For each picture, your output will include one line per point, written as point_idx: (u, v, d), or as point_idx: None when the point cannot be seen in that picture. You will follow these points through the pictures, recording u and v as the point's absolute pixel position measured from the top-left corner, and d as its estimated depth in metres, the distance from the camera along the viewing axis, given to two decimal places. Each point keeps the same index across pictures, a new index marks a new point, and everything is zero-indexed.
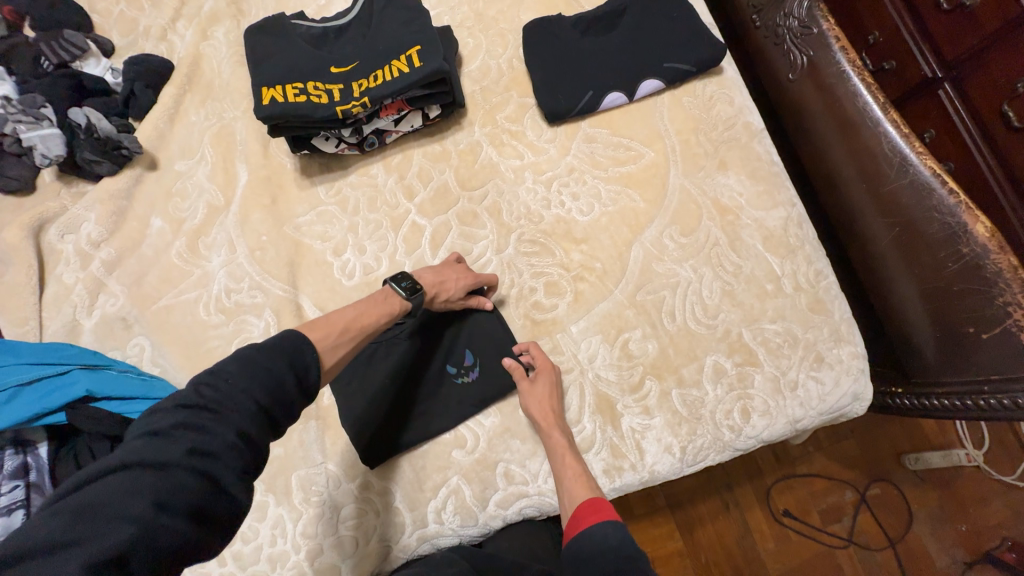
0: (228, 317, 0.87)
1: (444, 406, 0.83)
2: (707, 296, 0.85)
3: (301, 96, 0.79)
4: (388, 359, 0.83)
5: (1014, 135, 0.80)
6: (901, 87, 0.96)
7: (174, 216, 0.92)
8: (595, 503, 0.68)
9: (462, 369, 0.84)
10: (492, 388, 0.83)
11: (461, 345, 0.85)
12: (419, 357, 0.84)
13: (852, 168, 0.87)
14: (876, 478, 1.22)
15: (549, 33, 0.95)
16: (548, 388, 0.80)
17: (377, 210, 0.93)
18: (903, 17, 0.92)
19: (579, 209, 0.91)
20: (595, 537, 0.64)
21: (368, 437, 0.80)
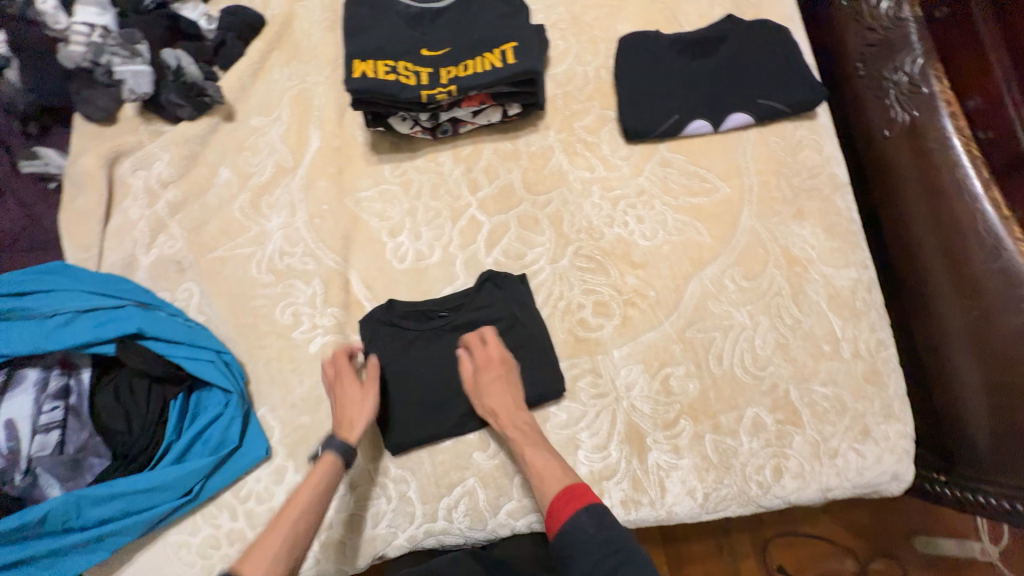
0: (278, 278, 0.88)
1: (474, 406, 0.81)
2: (759, 345, 0.83)
3: (391, 74, 0.79)
4: (429, 347, 0.84)
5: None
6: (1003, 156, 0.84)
7: (243, 170, 0.93)
8: (582, 489, 0.69)
9: None
10: (528, 399, 0.80)
11: (502, 347, 0.83)
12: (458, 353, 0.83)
13: (935, 241, 0.83)
14: (880, 553, 1.17)
15: (643, 49, 0.92)
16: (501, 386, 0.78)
17: (438, 198, 0.92)
18: (1010, 85, 0.84)
19: (643, 232, 0.89)
20: (592, 523, 0.65)
21: (396, 419, 0.81)
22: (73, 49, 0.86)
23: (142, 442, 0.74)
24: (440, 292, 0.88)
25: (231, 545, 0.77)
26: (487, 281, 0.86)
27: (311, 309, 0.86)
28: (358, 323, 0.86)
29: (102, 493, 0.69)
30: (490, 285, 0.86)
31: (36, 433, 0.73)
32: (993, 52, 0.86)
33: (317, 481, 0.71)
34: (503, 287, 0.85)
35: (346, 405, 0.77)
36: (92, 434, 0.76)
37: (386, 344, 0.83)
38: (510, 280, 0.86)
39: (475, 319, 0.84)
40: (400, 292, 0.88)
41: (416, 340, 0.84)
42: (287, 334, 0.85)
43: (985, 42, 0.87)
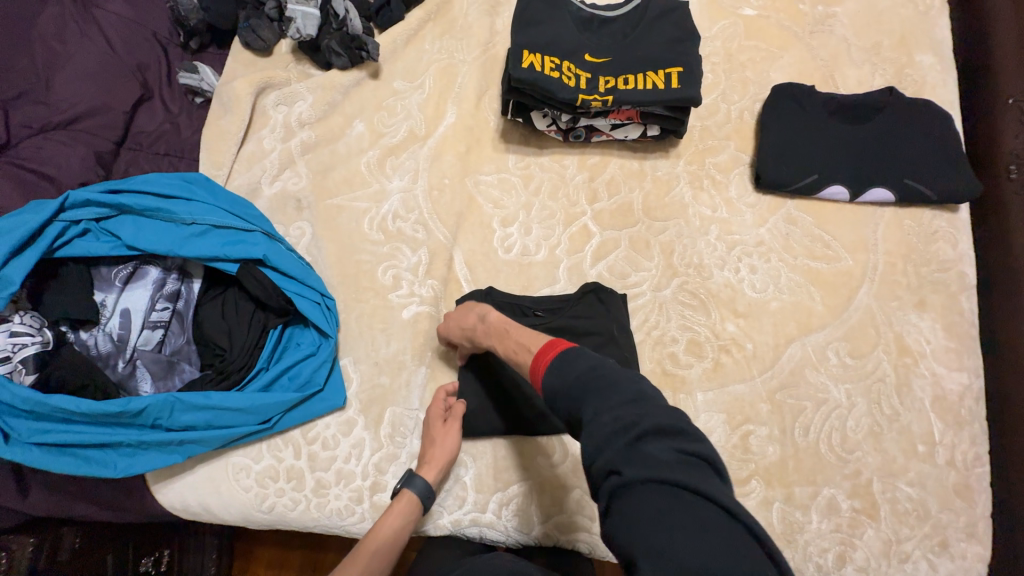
0: (387, 239, 0.90)
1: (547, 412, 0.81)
2: (851, 428, 0.80)
3: (554, 72, 0.80)
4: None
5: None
6: None
7: (376, 128, 0.95)
8: (557, 340, 0.61)
9: None
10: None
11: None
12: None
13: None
14: None
15: (796, 102, 0.90)
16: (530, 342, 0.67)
17: (555, 200, 0.92)
18: None
19: (753, 283, 0.87)
20: (564, 365, 0.56)
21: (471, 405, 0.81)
22: None
23: (239, 363, 0.77)
24: (539, 290, 0.88)
25: (288, 482, 0.80)
26: (589, 291, 0.85)
27: (411, 276, 0.88)
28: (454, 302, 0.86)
29: (194, 403, 0.71)
30: (589, 297, 0.85)
31: (144, 327, 0.78)
32: None
33: (395, 520, 0.71)
34: (604, 300, 0.85)
35: (429, 444, 0.77)
36: (188, 341, 0.81)
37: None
38: (614, 298, 0.85)
39: (569, 326, 0.83)
40: (500, 282, 0.89)
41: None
42: (385, 295, 0.87)
43: None
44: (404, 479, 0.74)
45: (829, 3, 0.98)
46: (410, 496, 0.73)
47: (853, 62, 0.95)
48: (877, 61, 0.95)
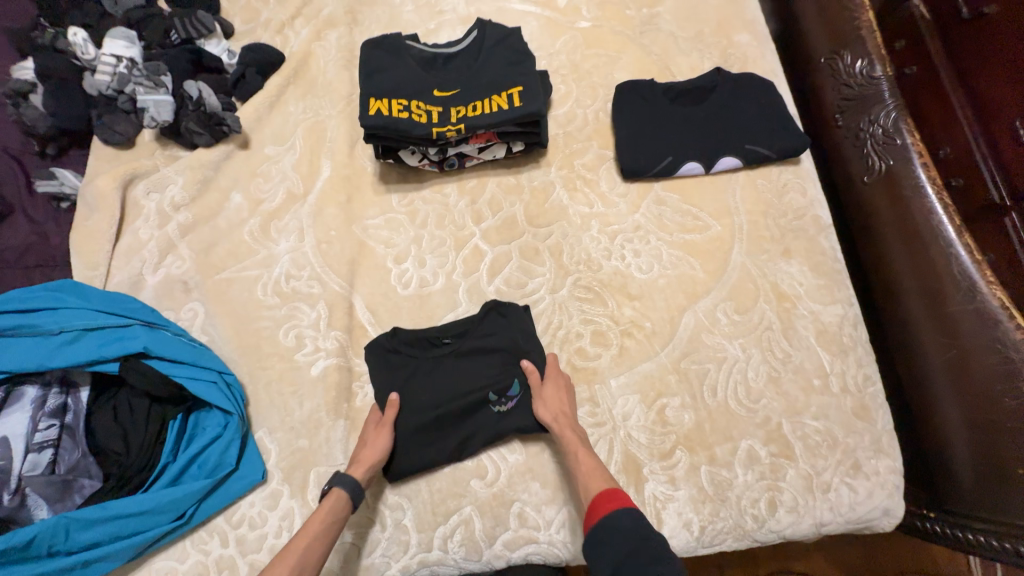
0: (283, 301, 0.89)
1: (471, 434, 0.81)
2: (752, 378, 0.85)
3: (404, 112, 0.84)
4: (431, 374, 0.84)
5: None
6: (967, 207, 0.89)
7: (254, 195, 0.95)
8: (611, 490, 0.67)
9: (501, 399, 0.82)
10: (528, 425, 0.81)
11: (503, 374, 0.84)
12: (459, 377, 0.84)
13: (916, 283, 0.90)
14: None
15: (639, 96, 0.99)
16: (588, 457, 0.73)
17: (443, 228, 0.96)
18: (977, 139, 0.89)
19: (639, 265, 0.92)
20: (616, 528, 0.63)
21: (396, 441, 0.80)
22: (99, 78, 0.93)
23: (140, 464, 0.73)
24: (443, 318, 0.90)
25: (220, 574, 0.75)
26: (491, 308, 0.88)
27: (314, 332, 0.88)
28: (365, 349, 0.86)
29: (92, 515, 0.68)
30: (491, 313, 0.88)
31: (28, 452, 0.73)
32: (960, 110, 0.92)
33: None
34: (507, 314, 0.87)
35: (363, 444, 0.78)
36: (85, 453, 0.76)
37: (389, 366, 0.84)
38: (514, 310, 0.88)
39: (479, 345, 0.85)
40: (403, 318, 0.90)
41: (420, 365, 0.85)
42: (290, 357, 0.86)
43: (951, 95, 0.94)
44: (333, 478, 0.73)
45: (652, 5, 1.08)
46: (341, 493, 0.72)
47: (682, 52, 1.05)
48: (703, 47, 1.05)
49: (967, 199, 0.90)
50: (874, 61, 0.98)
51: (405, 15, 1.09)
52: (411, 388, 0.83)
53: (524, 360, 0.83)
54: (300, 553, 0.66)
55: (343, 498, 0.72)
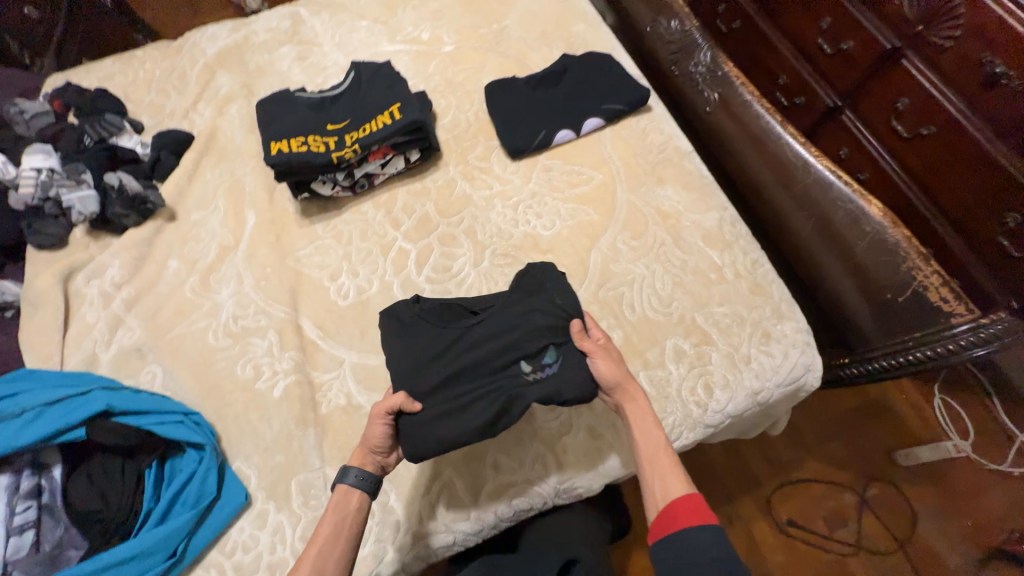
0: (235, 340, 0.96)
1: (506, 408, 0.80)
2: (660, 288, 0.97)
3: (303, 147, 0.96)
4: (462, 345, 0.84)
5: (929, 140, 1.22)
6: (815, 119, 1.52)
7: (189, 257, 1.04)
8: (693, 503, 0.70)
9: (537, 367, 0.82)
10: (563, 392, 0.80)
11: (538, 341, 0.83)
12: (485, 340, 0.84)
13: (771, 172, 1.06)
14: (872, 480, 1.43)
15: (506, 90, 1.16)
16: (670, 456, 0.76)
17: (368, 240, 1.06)
18: (807, 74, 1.51)
19: (543, 225, 1.05)
20: (694, 541, 0.67)
21: (424, 420, 0.79)
22: (23, 191, 1.00)
23: (122, 515, 0.77)
24: None
25: None
26: (524, 274, 0.92)
27: (269, 358, 0.94)
28: (381, 317, 0.89)
29: (83, 570, 0.71)
30: (522, 279, 0.91)
31: (9, 536, 0.74)
32: (790, 61, 1.54)
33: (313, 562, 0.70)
34: (542, 279, 0.90)
35: (368, 439, 0.80)
36: (68, 527, 0.78)
37: (416, 336, 0.85)
38: (541, 270, 0.91)
39: (512, 314, 0.86)
40: (348, 325, 0.98)
41: (450, 336, 0.85)
42: (251, 387, 0.92)
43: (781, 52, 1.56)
44: (339, 474, 0.78)
45: (499, 20, 1.28)
46: (353, 490, 0.78)
47: (533, 49, 1.24)
48: (549, 42, 1.25)
49: (813, 114, 1.53)
50: (684, 18, 1.21)
51: (294, 77, 1.24)
52: (441, 361, 0.83)
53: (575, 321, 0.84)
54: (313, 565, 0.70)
55: (352, 493, 0.77)
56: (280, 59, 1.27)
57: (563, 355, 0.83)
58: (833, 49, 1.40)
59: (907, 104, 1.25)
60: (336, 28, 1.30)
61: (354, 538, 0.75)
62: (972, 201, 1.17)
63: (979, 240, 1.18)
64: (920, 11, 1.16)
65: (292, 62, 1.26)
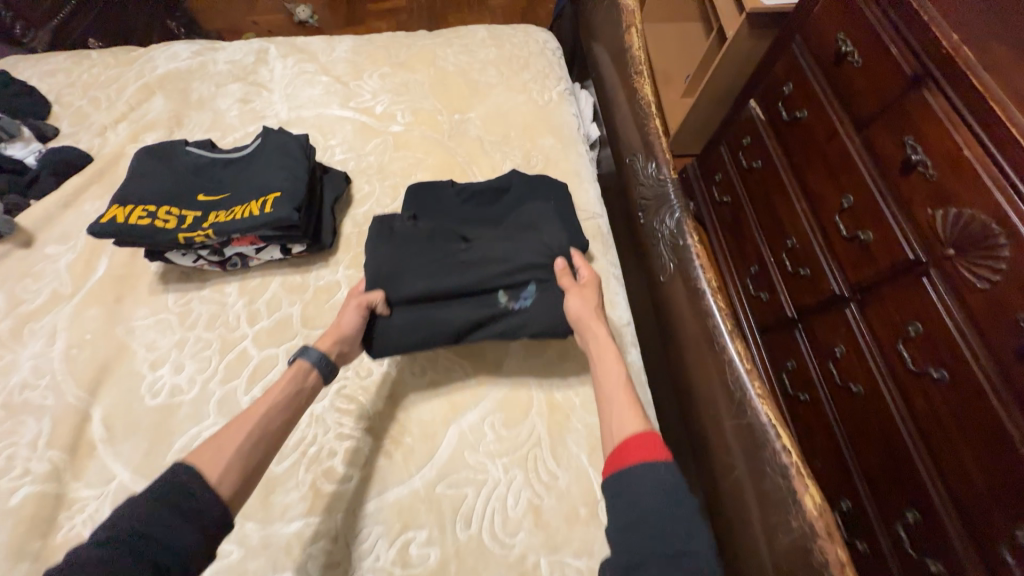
0: (9, 414, 0.81)
1: (476, 324, 0.82)
2: (511, 506, 0.75)
3: (148, 219, 0.82)
4: (445, 259, 0.85)
5: (941, 388, 0.93)
6: (818, 297, 1.25)
7: (16, 297, 0.91)
8: (650, 439, 0.60)
9: (512, 298, 0.83)
10: (533, 330, 0.81)
11: (522, 273, 0.84)
12: (470, 255, 0.86)
13: (719, 390, 0.83)
14: None
15: (430, 193, 0.98)
16: (630, 394, 0.67)
17: (213, 330, 0.90)
18: (819, 245, 1.26)
19: (412, 370, 0.87)
20: (645, 476, 0.56)
21: (399, 320, 0.81)
22: None
23: None
24: (184, 433, 0.81)
25: None
26: (522, 211, 0.93)
27: (28, 452, 0.78)
28: (374, 222, 0.91)
29: None
30: (522, 214, 0.92)
31: None
32: (804, 224, 1.30)
33: None
34: (540, 220, 0.90)
35: (334, 324, 0.78)
36: None
37: (407, 244, 0.87)
38: (536, 211, 0.92)
39: (502, 243, 0.87)
40: (139, 432, 0.81)
41: (436, 246, 0.87)
42: None
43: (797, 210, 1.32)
44: (299, 351, 0.75)
45: (463, 111, 1.14)
46: (311, 370, 0.74)
47: (486, 153, 1.08)
48: (507, 149, 1.09)
49: (818, 291, 1.26)
50: (662, 164, 1.02)
51: (227, 118, 1.14)
52: (426, 276, 0.83)
53: (559, 260, 0.83)
54: (259, 420, 0.66)
55: (311, 373, 0.74)
56: (224, 96, 1.17)
57: (541, 290, 0.83)
58: (849, 233, 1.15)
59: (920, 331, 0.98)
60: (294, 77, 1.20)
61: (296, 417, 0.71)
62: (984, 491, 0.85)
63: (984, 543, 0.86)
64: (955, 231, 0.92)
65: (234, 103, 1.16)
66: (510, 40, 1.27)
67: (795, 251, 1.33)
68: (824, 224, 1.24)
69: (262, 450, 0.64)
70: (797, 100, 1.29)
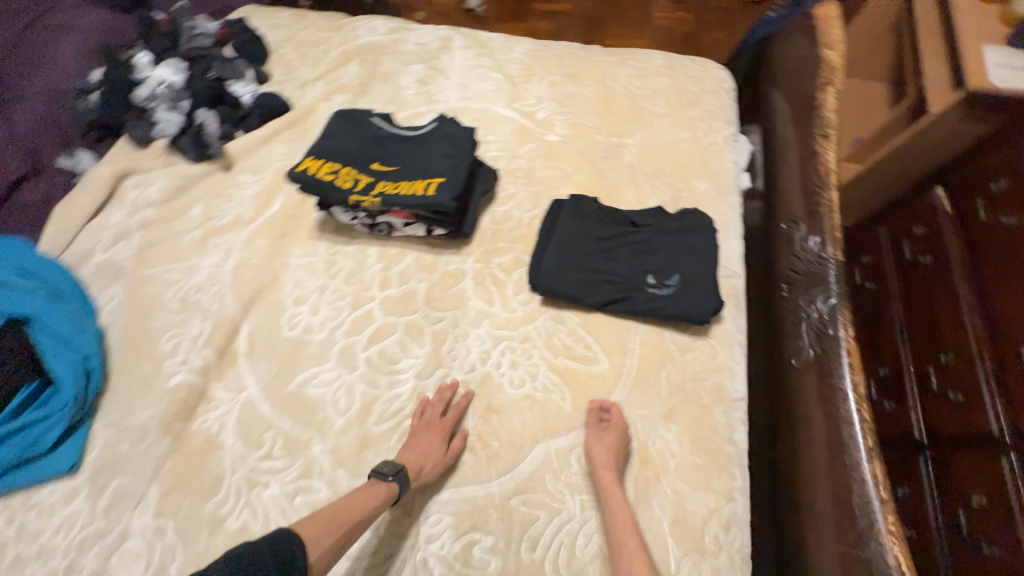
0: (183, 308, 0.96)
1: (624, 296, 0.90)
2: (579, 545, 0.74)
3: (330, 176, 0.92)
4: (612, 238, 0.95)
5: None
6: (967, 427, 1.03)
7: (210, 211, 1.07)
8: None
9: (659, 283, 0.89)
10: (683, 309, 0.87)
11: (673, 264, 0.91)
12: (635, 241, 0.94)
13: (832, 510, 0.73)
14: None
15: (575, 211, 0.98)
16: (637, 541, 0.70)
17: (350, 284, 0.99)
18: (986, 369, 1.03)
19: (512, 378, 0.88)
20: None
21: (563, 274, 0.92)
22: (141, 93, 1.15)
23: None
24: (307, 369, 0.91)
25: None
26: (685, 214, 0.97)
27: (191, 345, 0.92)
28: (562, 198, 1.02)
29: None
30: (684, 215, 0.98)
31: None
32: (973, 339, 1.07)
33: None
34: (699, 225, 0.96)
35: (414, 444, 0.79)
36: None
37: (583, 219, 0.97)
38: (695, 216, 0.97)
39: (667, 238, 0.94)
40: (273, 356, 0.92)
41: (605, 227, 0.96)
42: (160, 360, 0.91)
43: (966, 320, 1.09)
44: (376, 471, 0.76)
45: (621, 135, 1.13)
46: (383, 482, 0.75)
47: (635, 183, 1.07)
48: (657, 184, 1.06)
49: (969, 421, 1.04)
50: (827, 242, 0.93)
51: (404, 95, 1.24)
52: (596, 244, 0.94)
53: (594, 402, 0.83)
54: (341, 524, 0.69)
55: (386, 494, 0.74)
56: (406, 74, 1.28)
57: (687, 284, 0.89)
58: None
59: None
60: (470, 69, 1.27)
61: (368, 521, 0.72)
62: None
63: None
64: None
65: (413, 82, 1.26)
66: (686, 73, 1.23)
67: (949, 365, 1.11)
68: (1002, 347, 1.01)
69: (342, 547, 0.68)
70: (1009, 202, 1.08)
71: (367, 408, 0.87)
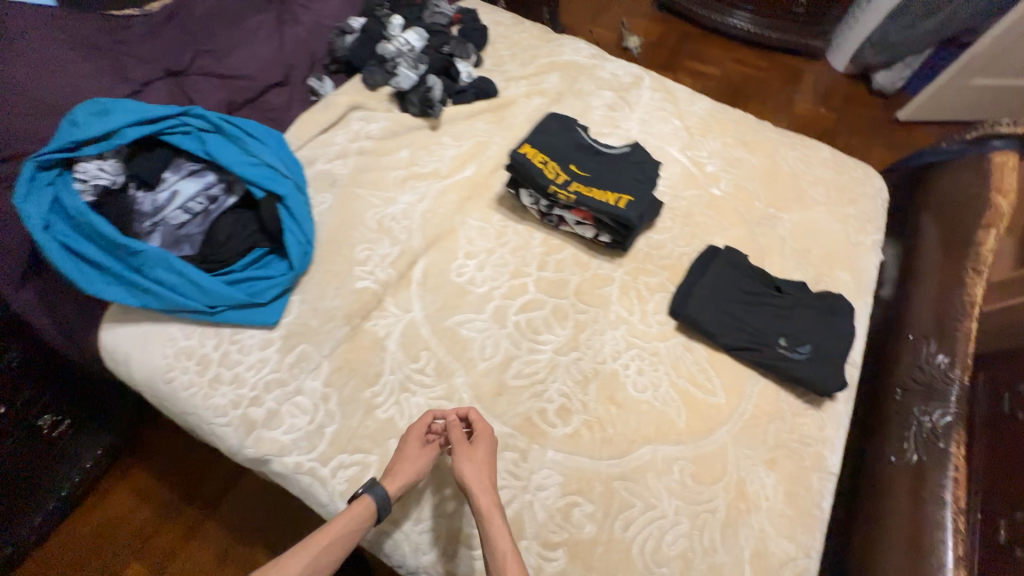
0: (378, 229, 1.14)
1: (753, 347, 1.00)
2: (667, 541, 0.84)
3: (539, 165, 1.09)
4: (756, 294, 1.05)
5: None
6: None
7: (415, 158, 1.26)
8: None
9: (789, 347, 0.99)
10: (810, 376, 0.95)
11: (806, 335, 1.00)
12: (774, 304, 1.04)
13: None
14: None
15: (727, 260, 1.10)
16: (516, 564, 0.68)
17: (514, 256, 1.14)
18: None
19: (637, 382, 0.99)
20: None
21: (704, 310, 1.03)
22: (388, 48, 1.34)
23: (221, 257, 1.01)
24: (464, 312, 1.05)
25: (195, 364, 0.95)
26: (829, 296, 1.06)
27: (379, 261, 1.09)
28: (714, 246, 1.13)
29: (172, 264, 0.94)
30: (824, 296, 1.07)
31: None
32: None
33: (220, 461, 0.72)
34: (839, 309, 1.04)
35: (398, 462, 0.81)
36: None
37: (732, 270, 1.09)
38: (838, 301, 1.05)
39: (806, 311, 1.04)
40: (440, 292, 1.08)
41: (751, 283, 1.07)
42: (352, 264, 1.08)
43: None
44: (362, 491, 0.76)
45: (778, 209, 1.24)
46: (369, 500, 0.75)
47: (782, 254, 1.17)
48: (803, 262, 1.16)
49: None
50: (956, 364, 0.99)
51: (593, 114, 1.40)
52: (741, 294, 1.05)
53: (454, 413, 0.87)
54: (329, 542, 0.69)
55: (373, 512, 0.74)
56: (598, 97, 1.44)
57: (817, 356, 0.98)
58: None
59: None
60: (655, 109, 1.42)
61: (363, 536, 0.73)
62: None
63: None
64: None
65: (602, 105, 1.42)
66: (850, 173, 1.32)
67: None
68: None
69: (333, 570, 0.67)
70: None
71: (507, 362, 1.00)
